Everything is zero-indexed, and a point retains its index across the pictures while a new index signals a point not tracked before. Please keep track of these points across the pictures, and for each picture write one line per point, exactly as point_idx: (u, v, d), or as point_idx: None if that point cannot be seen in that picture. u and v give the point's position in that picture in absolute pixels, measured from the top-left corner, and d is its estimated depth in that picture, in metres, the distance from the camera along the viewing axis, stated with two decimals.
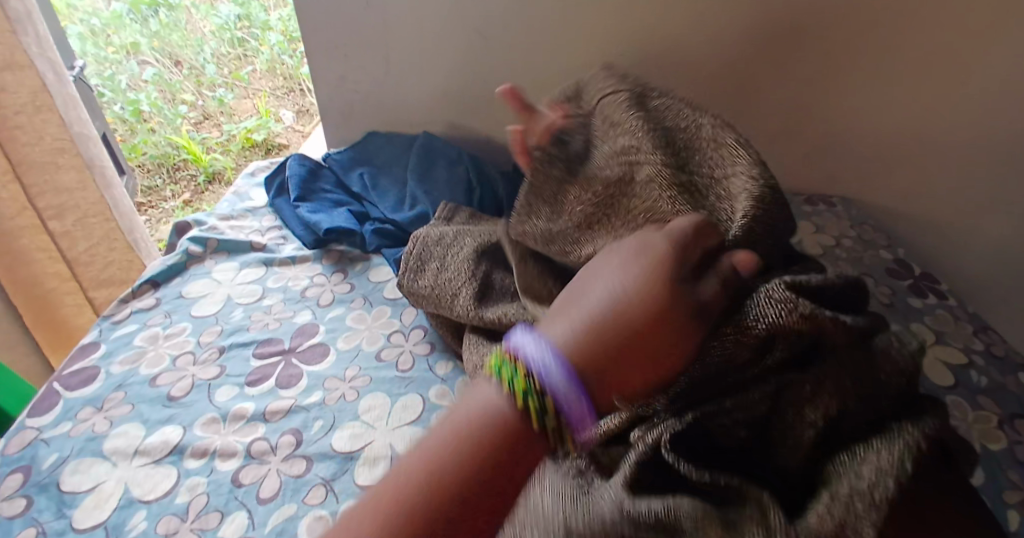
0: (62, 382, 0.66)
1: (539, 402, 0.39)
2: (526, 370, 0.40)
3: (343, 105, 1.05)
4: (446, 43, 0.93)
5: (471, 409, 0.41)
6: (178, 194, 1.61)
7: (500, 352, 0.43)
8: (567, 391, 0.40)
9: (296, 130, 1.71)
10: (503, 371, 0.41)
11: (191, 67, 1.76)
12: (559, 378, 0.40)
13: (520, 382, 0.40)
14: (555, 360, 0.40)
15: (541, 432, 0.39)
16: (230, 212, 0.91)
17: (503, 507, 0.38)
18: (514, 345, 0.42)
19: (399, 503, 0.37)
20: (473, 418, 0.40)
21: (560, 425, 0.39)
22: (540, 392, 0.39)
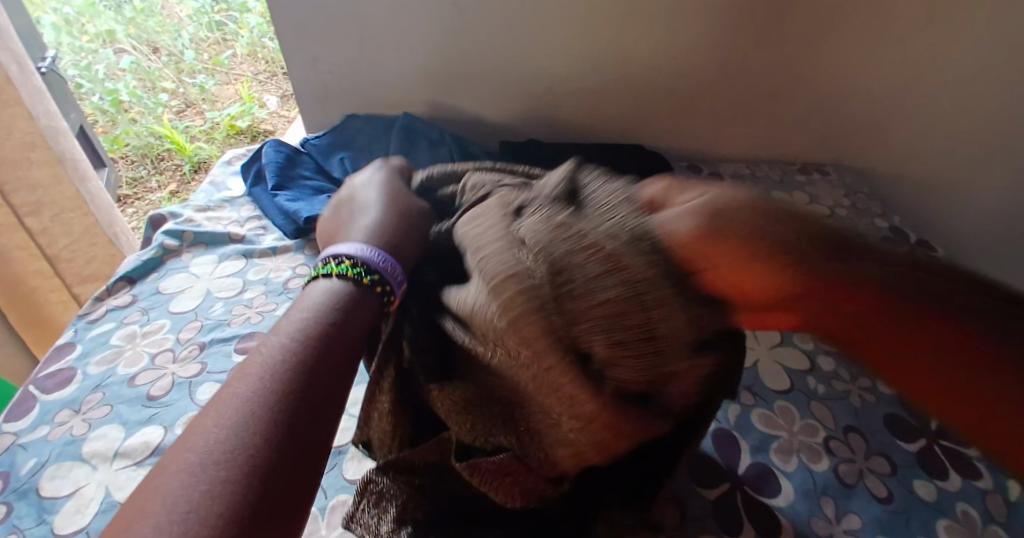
0: (38, 385, 0.64)
1: (371, 274, 0.46)
2: (354, 260, 0.46)
3: (319, 89, 1.02)
4: (421, 17, 0.89)
5: (301, 309, 0.44)
6: (163, 185, 1.58)
7: (319, 264, 0.47)
8: (397, 267, 0.48)
9: (281, 116, 1.67)
10: (332, 270, 0.46)
11: (169, 54, 1.69)
12: (387, 256, 0.47)
13: (343, 268, 0.46)
14: (376, 245, 0.48)
15: (380, 293, 0.46)
16: (206, 203, 0.88)
17: (319, 352, 0.41)
18: (332, 252, 0.48)
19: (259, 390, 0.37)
20: (308, 312, 0.43)
21: (396, 288, 0.47)
22: (371, 267, 0.46)
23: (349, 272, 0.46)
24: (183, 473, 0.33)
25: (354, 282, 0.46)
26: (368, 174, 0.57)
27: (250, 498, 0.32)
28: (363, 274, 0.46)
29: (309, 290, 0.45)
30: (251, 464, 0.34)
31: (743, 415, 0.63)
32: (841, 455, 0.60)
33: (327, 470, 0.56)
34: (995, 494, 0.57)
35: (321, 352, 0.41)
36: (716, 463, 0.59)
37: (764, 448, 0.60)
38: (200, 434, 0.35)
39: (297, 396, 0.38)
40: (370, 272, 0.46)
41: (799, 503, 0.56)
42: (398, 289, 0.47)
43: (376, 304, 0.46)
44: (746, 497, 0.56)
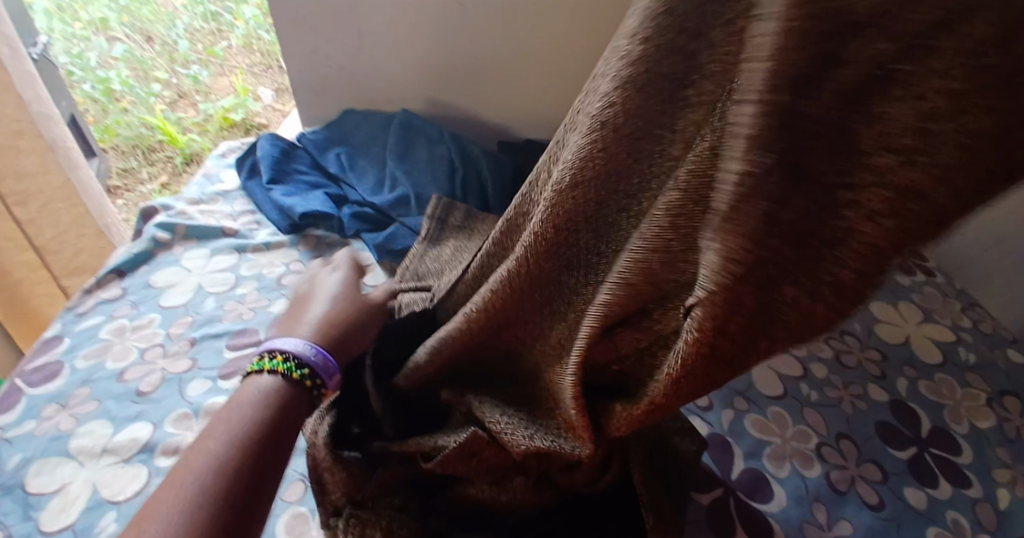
0: (24, 378, 0.63)
1: (306, 370, 0.47)
2: (289, 357, 0.48)
3: (317, 82, 1.01)
4: (422, 13, 0.89)
5: (251, 396, 0.46)
6: (154, 177, 1.56)
7: (256, 359, 0.48)
8: (327, 360, 0.49)
9: (275, 109, 1.64)
10: (269, 367, 0.47)
11: (163, 43, 1.67)
12: (319, 353, 0.49)
13: (278, 364, 0.47)
14: (311, 343, 0.49)
15: (311, 391, 0.48)
16: (200, 196, 0.87)
17: (268, 446, 0.43)
18: (269, 347, 0.48)
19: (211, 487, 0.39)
20: (258, 401, 0.45)
21: (325, 381, 0.49)
22: (305, 365, 0.48)
23: (282, 371, 0.47)
24: None
25: (289, 379, 0.47)
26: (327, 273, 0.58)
27: None
28: (299, 373, 0.47)
29: (241, 388, 0.47)
30: None
31: (736, 420, 0.63)
32: (833, 461, 0.60)
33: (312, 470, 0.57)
34: (985, 503, 0.57)
35: (269, 444, 0.43)
36: (709, 469, 0.59)
37: (757, 455, 0.60)
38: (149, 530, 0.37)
39: (245, 491, 0.40)
40: (303, 369, 0.47)
41: (791, 509, 0.56)
42: (330, 380, 0.49)
43: (308, 400, 0.48)
44: (739, 503, 0.56)
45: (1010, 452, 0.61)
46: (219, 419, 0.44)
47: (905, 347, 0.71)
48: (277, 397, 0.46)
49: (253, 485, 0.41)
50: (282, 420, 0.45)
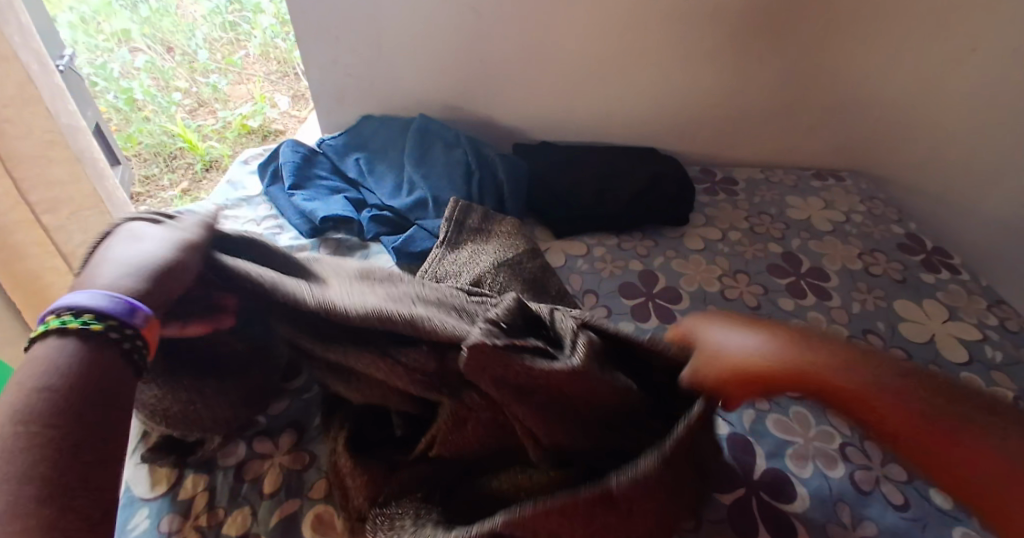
0: None
1: (106, 325, 0.43)
2: (91, 315, 0.43)
3: (335, 88, 1.02)
4: (441, 21, 0.90)
5: (34, 372, 0.41)
6: (175, 183, 1.59)
7: (48, 318, 0.44)
8: (132, 307, 0.45)
9: (292, 115, 1.67)
10: (61, 324, 0.43)
11: (183, 54, 1.70)
12: (121, 300, 0.45)
13: (74, 323, 0.43)
14: (115, 295, 0.45)
15: (122, 347, 0.44)
16: (225, 202, 0.91)
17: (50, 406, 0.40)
18: (70, 303, 0.44)
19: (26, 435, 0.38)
20: (38, 376, 0.41)
21: (136, 330, 0.45)
22: (100, 321, 0.43)
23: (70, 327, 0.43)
24: None
25: (84, 333, 0.43)
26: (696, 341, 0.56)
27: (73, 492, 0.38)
28: (105, 328, 0.43)
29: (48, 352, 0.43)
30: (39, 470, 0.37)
31: (758, 420, 0.63)
32: (857, 461, 0.59)
33: None
34: None
35: (59, 404, 0.40)
36: (731, 467, 0.58)
37: (780, 454, 0.60)
38: None
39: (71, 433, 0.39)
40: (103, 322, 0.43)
41: (817, 509, 0.55)
42: (134, 322, 0.45)
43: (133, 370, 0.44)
44: (762, 502, 0.56)
45: None
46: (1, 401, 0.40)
47: (931, 345, 0.71)
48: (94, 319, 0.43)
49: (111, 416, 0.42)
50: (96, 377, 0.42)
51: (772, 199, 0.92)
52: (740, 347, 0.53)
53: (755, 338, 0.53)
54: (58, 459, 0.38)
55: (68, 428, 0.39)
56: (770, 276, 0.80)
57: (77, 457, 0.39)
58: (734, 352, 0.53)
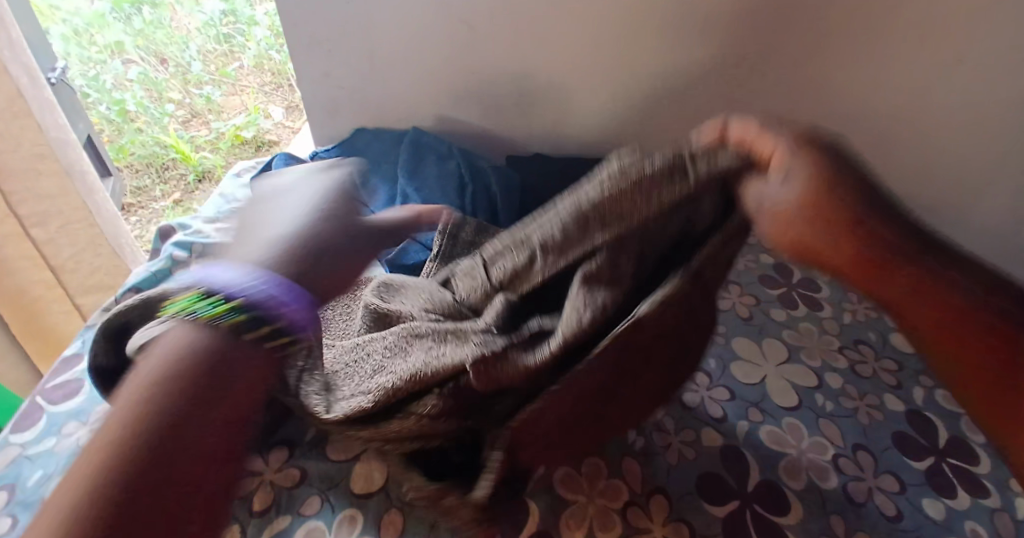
0: (45, 396, 0.66)
1: (259, 324, 0.37)
2: (239, 305, 0.36)
3: (328, 101, 1.02)
4: (433, 34, 0.90)
5: (169, 351, 0.35)
6: (167, 195, 1.59)
7: (193, 296, 0.37)
8: (293, 308, 0.38)
9: (286, 126, 1.67)
10: (210, 312, 0.36)
11: (176, 65, 1.68)
12: (272, 294, 0.38)
13: (218, 311, 0.36)
14: (264, 281, 0.38)
15: (276, 346, 0.38)
16: (216, 214, 0.91)
17: (171, 399, 0.33)
18: (212, 281, 0.37)
19: (142, 431, 0.31)
20: (173, 359, 0.35)
21: (293, 337, 0.38)
22: (255, 317, 0.37)
23: (220, 319, 0.36)
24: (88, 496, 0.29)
25: (222, 328, 0.36)
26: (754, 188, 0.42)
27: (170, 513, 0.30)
28: (250, 325, 0.36)
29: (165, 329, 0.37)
30: (142, 477, 0.30)
31: (751, 432, 0.63)
32: (849, 473, 0.59)
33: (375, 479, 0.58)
34: (1003, 513, 0.56)
35: (187, 394, 0.33)
36: (723, 479, 0.58)
37: (772, 466, 0.60)
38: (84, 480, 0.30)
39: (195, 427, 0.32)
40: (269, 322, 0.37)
41: (810, 521, 0.55)
42: (304, 332, 0.39)
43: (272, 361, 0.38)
44: (755, 516, 0.55)
45: None
46: (136, 372, 0.35)
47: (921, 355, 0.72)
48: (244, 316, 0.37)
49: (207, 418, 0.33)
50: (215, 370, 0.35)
51: None
52: (822, 194, 0.38)
53: (795, 189, 0.39)
54: (156, 471, 0.30)
55: (191, 421, 0.32)
56: (761, 286, 0.81)
57: (179, 473, 0.31)
58: (800, 201, 0.39)
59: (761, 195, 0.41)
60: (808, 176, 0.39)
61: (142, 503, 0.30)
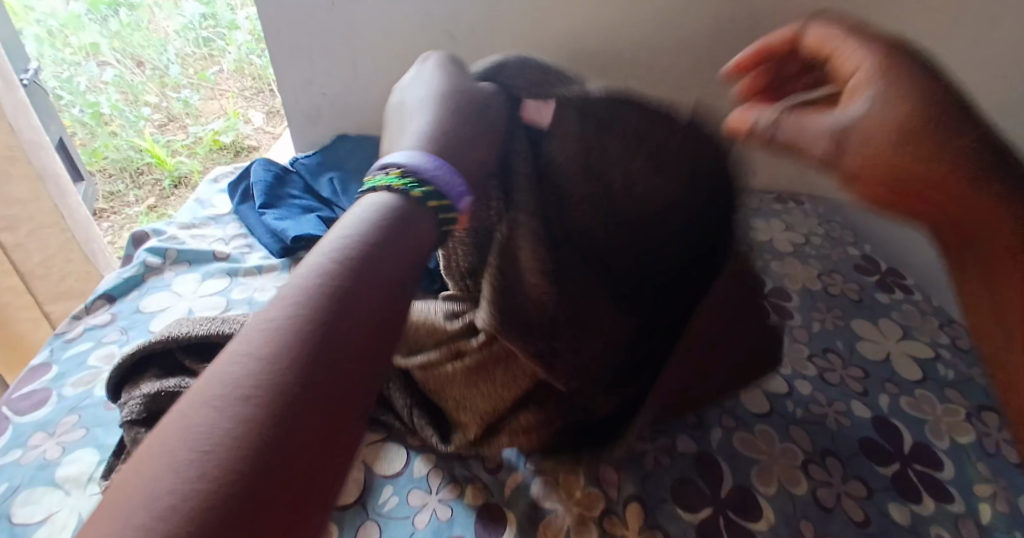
0: (12, 407, 0.65)
1: (431, 191, 0.40)
2: (411, 172, 0.40)
3: (308, 108, 1.02)
4: (414, 42, 0.91)
5: (353, 229, 0.37)
6: (142, 199, 1.57)
7: (375, 175, 0.41)
8: (450, 176, 0.41)
9: (266, 132, 1.66)
10: (388, 182, 0.40)
11: (153, 68, 1.66)
12: (440, 167, 0.41)
13: (398, 181, 0.40)
14: (429, 155, 0.41)
15: (437, 213, 0.41)
16: (191, 220, 0.90)
17: (341, 281, 0.33)
18: (387, 162, 0.41)
19: (308, 302, 0.32)
20: (351, 239, 0.36)
21: (453, 204, 0.41)
22: (431, 183, 0.40)
23: (405, 189, 0.40)
24: (243, 357, 0.29)
25: (407, 195, 0.40)
26: (835, 122, 0.38)
27: (319, 392, 0.29)
28: (418, 188, 0.40)
29: (355, 202, 0.40)
30: (296, 351, 0.30)
31: (723, 439, 0.64)
32: (819, 479, 0.60)
33: (377, 498, 0.58)
34: (967, 518, 0.58)
35: (353, 283, 0.34)
36: (697, 486, 0.59)
37: (744, 473, 0.61)
38: (252, 333, 0.30)
39: (347, 315, 0.32)
40: (432, 193, 0.40)
41: (780, 526, 0.56)
42: (460, 205, 0.42)
43: (434, 221, 0.41)
44: (727, 521, 0.56)
45: (991, 467, 0.63)
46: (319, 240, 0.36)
47: (887, 364, 0.73)
48: (376, 241, 0.36)
49: (366, 307, 0.33)
50: (383, 265, 0.36)
51: None
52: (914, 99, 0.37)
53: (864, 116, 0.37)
54: (318, 347, 0.30)
55: (346, 304, 0.33)
56: None
57: (336, 355, 0.31)
58: (891, 129, 0.36)
59: (837, 127, 0.38)
60: (898, 105, 0.37)
61: (282, 444, 0.27)
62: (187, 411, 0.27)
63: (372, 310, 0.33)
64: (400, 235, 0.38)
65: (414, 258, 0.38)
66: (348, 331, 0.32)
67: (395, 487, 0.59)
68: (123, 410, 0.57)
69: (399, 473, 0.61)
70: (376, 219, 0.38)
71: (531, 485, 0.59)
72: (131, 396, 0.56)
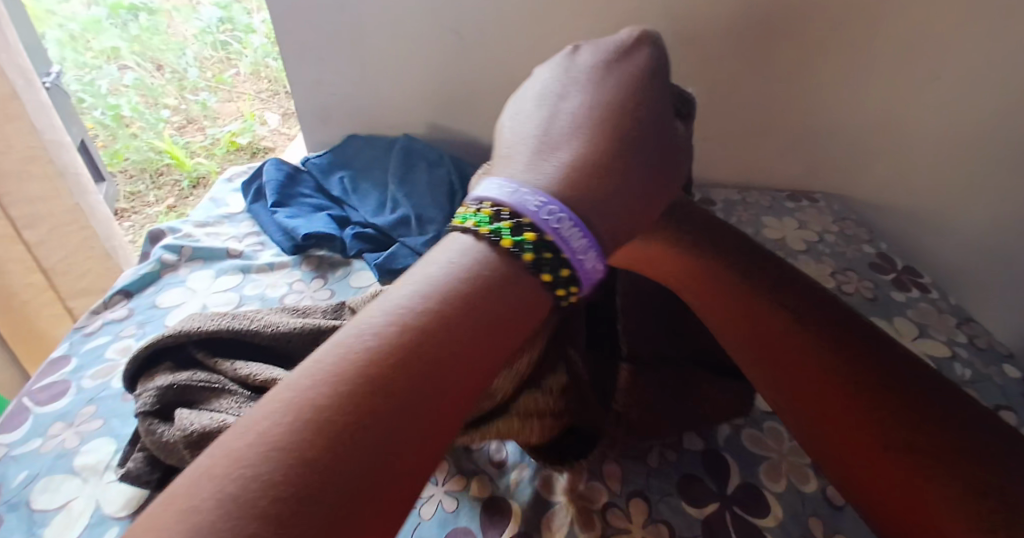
0: (32, 398, 0.67)
1: (548, 257, 0.42)
2: (531, 228, 0.42)
3: (319, 107, 1.03)
4: (423, 42, 0.92)
5: (467, 267, 0.41)
6: (161, 200, 1.60)
7: (492, 214, 0.43)
8: (577, 235, 0.44)
9: (281, 133, 1.66)
10: (500, 233, 0.42)
11: (172, 71, 1.70)
12: (569, 226, 0.43)
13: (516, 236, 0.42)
14: (555, 209, 0.43)
15: (553, 289, 0.43)
16: (206, 219, 0.92)
17: (449, 331, 0.38)
18: (507, 205, 0.43)
19: (414, 342, 0.37)
20: (462, 279, 0.40)
21: (575, 281, 0.44)
22: (553, 249, 0.42)
23: (519, 250, 0.42)
24: (355, 381, 0.35)
25: (517, 257, 0.42)
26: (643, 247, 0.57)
27: (394, 436, 0.34)
28: (532, 250, 0.42)
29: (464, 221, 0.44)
30: (388, 389, 0.35)
31: (731, 437, 0.63)
32: None
33: None
34: None
35: (449, 332, 0.38)
36: (705, 483, 0.59)
37: (753, 470, 0.60)
38: (367, 352, 0.36)
39: (443, 367, 0.37)
40: (567, 263, 0.43)
41: (788, 524, 0.56)
42: (580, 284, 0.44)
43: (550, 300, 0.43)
44: (735, 517, 0.56)
45: None
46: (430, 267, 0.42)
47: None
48: (482, 290, 0.40)
49: (459, 364, 0.37)
50: (485, 315, 0.39)
51: (748, 220, 0.93)
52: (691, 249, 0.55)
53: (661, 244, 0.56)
54: (411, 394, 0.35)
55: (442, 353, 0.37)
56: None
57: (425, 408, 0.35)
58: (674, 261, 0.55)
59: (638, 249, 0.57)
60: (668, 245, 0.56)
61: (354, 466, 0.32)
62: (297, 402, 0.33)
63: (463, 368, 0.38)
64: (494, 289, 0.41)
65: (512, 305, 0.41)
66: (437, 383, 0.36)
67: None
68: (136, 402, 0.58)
69: None
70: (462, 271, 0.41)
71: (533, 480, 0.60)
72: (144, 389, 0.57)
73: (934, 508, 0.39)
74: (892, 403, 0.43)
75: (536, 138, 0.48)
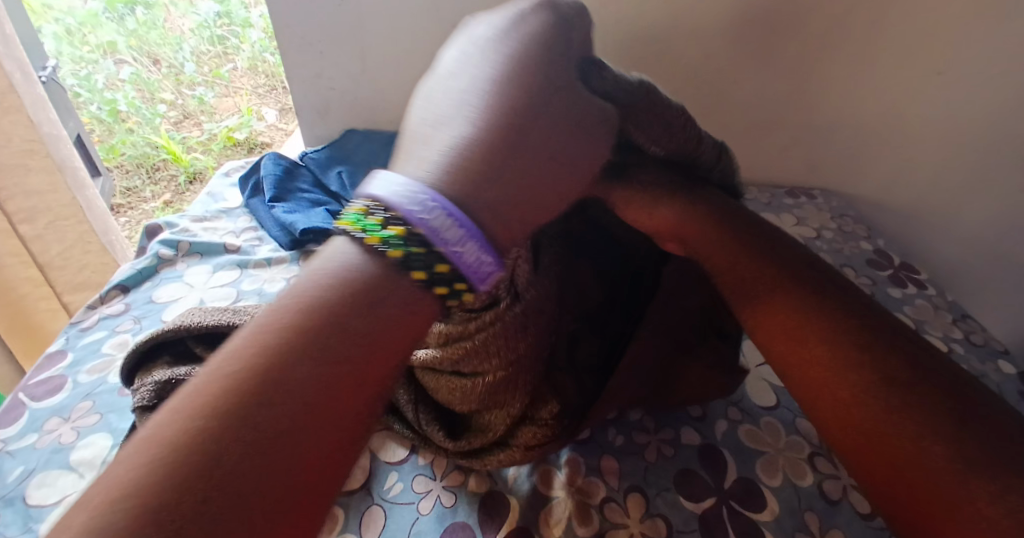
0: (28, 393, 0.67)
1: (418, 252, 0.38)
2: (401, 222, 0.38)
3: (318, 102, 1.03)
4: (422, 37, 0.91)
5: (341, 265, 0.39)
6: (158, 195, 1.59)
7: (360, 206, 0.40)
8: (459, 230, 0.40)
9: (279, 129, 1.67)
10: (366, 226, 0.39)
11: (169, 66, 1.69)
12: (448, 219, 0.39)
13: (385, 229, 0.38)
14: (430, 200, 0.39)
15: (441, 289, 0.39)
16: (204, 213, 0.91)
17: (321, 328, 0.36)
18: (377, 196, 0.39)
19: (281, 345, 0.35)
20: (334, 274, 0.38)
21: (468, 280, 0.40)
22: (434, 246, 0.39)
23: (384, 246, 0.38)
24: (218, 398, 0.33)
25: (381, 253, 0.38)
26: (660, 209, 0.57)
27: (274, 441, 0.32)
28: (406, 245, 0.38)
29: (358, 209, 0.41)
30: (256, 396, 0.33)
31: (729, 432, 0.64)
32: (826, 471, 0.60)
33: (380, 484, 0.59)
34: None
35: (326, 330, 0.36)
36: (702, 478, 0.59)
37: (750, 466, 0.60)
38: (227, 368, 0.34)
39: (317, 365, 0.35)
40: (441, 257, 0.39)
41: (785, 519, 0.56)
42: (475, 282, 0.40)
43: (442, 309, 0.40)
44: (732, 512, 0.56)
45: None
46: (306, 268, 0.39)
47: None
48: (363, 282, 0.38)
49: (335, 358, 0.35)
50: (370, 307, 0.37)
51: None
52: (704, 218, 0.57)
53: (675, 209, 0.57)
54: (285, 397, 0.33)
55: (315, 354, 0.35)
56: None
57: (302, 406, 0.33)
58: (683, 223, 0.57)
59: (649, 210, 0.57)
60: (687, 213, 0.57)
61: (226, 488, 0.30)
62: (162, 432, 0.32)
63: (344, 361, 0.36)
64: (379, 279, 0.38)
65: (401, 294, 0.38)
66: (308, 381, 0.34)
67: (399, 474, 0.60)
68: (134, 396, 0.58)
69: (404, 461, 0.61)
70: (336, 268, 0.38)
71: (530, 474, 0.60)
72: (143, 383, 0.57)
73: (935, 486, 0.38)
74: (877, 382, 0.42)
75: (431, 111, 0.44)
